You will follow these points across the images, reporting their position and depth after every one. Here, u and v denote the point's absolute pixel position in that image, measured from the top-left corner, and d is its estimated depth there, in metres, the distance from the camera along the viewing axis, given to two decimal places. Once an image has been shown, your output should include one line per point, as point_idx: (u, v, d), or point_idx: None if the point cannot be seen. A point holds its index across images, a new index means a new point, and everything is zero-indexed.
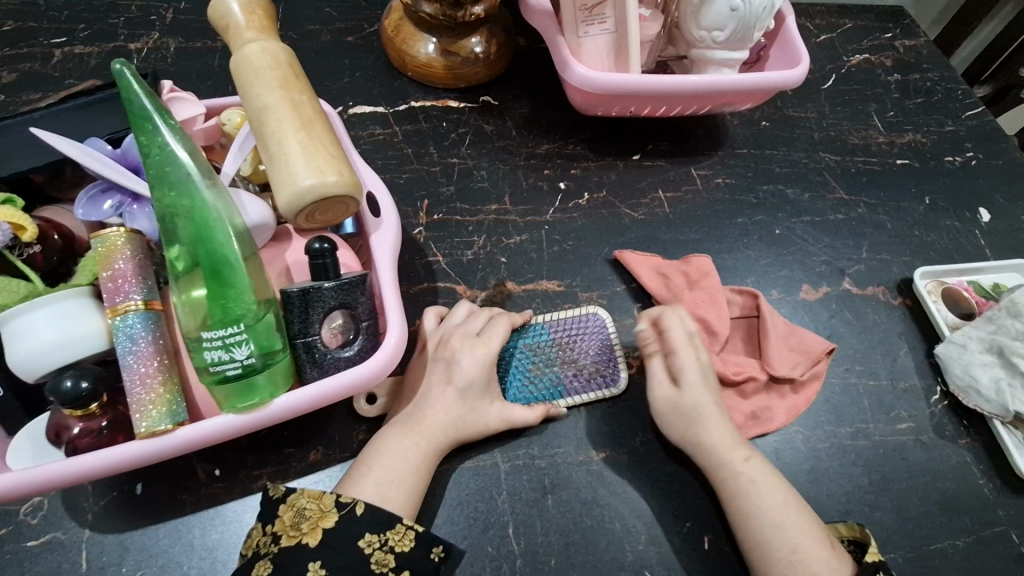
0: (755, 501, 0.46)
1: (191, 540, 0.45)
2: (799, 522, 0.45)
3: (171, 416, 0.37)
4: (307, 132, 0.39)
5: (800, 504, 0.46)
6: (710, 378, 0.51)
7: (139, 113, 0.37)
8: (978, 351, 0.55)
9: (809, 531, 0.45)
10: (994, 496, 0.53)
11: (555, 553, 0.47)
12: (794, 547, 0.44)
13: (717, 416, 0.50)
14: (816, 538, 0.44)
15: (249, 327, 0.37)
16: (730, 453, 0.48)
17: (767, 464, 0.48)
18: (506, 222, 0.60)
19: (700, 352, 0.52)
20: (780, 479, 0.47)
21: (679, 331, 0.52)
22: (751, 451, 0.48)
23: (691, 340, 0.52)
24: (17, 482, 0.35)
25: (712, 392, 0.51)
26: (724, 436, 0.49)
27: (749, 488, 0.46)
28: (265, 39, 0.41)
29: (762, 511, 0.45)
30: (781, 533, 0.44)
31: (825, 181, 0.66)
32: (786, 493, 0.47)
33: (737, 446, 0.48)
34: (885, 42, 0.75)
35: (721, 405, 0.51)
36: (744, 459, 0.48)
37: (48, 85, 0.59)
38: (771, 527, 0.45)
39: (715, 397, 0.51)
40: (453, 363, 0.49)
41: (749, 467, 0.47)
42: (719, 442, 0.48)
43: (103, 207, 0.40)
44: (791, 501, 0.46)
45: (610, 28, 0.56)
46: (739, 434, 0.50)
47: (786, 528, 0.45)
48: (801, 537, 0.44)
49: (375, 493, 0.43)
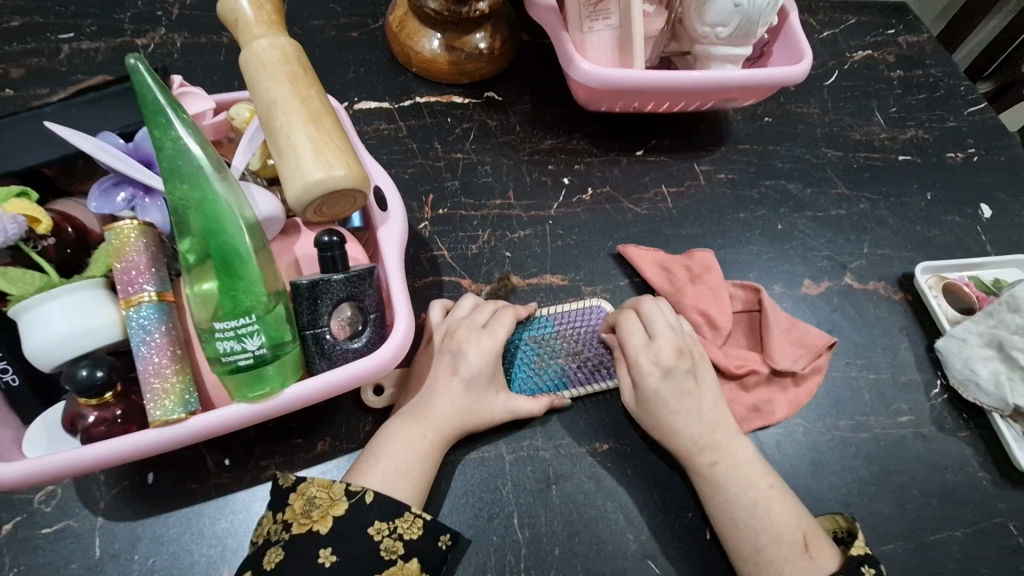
0: (723, 503, 0.46)
1: (201, 528, 0.45)
2: (771, 521, 0.45)
3: (184, 405, 0.38)
4: (314, 127, 0.40)
5: (777, 503, 0.46)
6: (671, 382, 0.50)
7: (152, 107, 0.37)
8: (978, 346, 0.55)
9: (779, 534, 0.44)
10: (993, 489, 0.53)
11: (559, 543, 0.48)
12: (757, 548, 0.45)
13: (680, 419, 0.49)
14: (786, 540, 0.44)
15: (260, 319, 0.37)
16: (696, 457, 0.48)
17: (739, 464, 0.47)
18: (509, 217, 0.60)
19: (658, 356, 0.50)
20: (767, 478, 0.47)
21: (632, 335, 0.51)
22: (719, 455, 0.48)
23: (646, 345, 0.50)
24: (33, 469, 0.35)
25: (675, 397, 0.49)
26: (688, 440, 0.48)
27: (721, 491, 0.47)
28: (274, 34, 0.42)
29: (731, 512, 0.46)
30: (747, 534, 0.45)
31: (826, 176, 0.66)
32: (759, 493, 0.46)
33: (704, 449, 0.48)
34: (887, 38, 0.75)
35: (688, 407, 0.49)
36: (710, 463, 0.48)
37: (56, 80, 0.60)
38: (735, 527, 0.46)
39: (678, 402, 0.49)
40: (459, 355, 0.49)
41: (715, 472, 0.47)
42: (686, 448, 0.48)
43: (116, 201, 0.41)
44: (762, 500, 0.46)
45: (614, 24, 0.57)
46: (710, 433, 0.49)
47: (752, 529, 0.45)
48: (766, 537, 0.44)
49: (382, 483, 0.43)
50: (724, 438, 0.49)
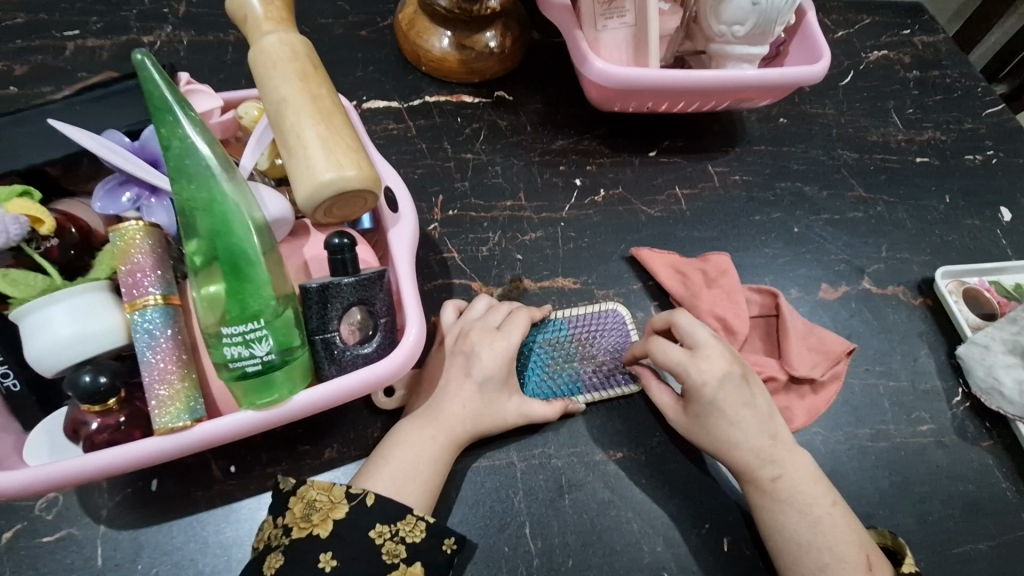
0: (782, 518, 0.45)
1: (206, 537, 0.44)
2: (829, 539, 0.44)
3: (190, 412, 0.37)
4: (326, 126, 0.39)
5: (840, 521, 0.45)
6: (728, 390, 0.47)
7: (159, 105, 0.36)
8: (1001, 352, 0.54)
9: (843, 553, 0.44)
10: (1017, 500, 0.52)
11: (573, 554, 0.47)
12: (822, 566, 0.43)
13: (741, 430, 0.47)
14: (850, 560, 0.44)
15: (269, 323, 0.36)
16: (758, 471, 0.46)
17: (802, 480, 0.46)
18: (520, 219, 0.59)
19: (710, 366, 0.47)
20: (829, 496, 0.46)
21: (674, 352, 0.47)
22: (780, 469, 0.46)
23: (692, 357, 0.47)
24: (33, 478, 0.34)
25: (733, 408, 0.47)
26: (749, 453, 0.46)
27: (780, 506, 0.45)
28: (283, 30, 0.41)
29: (793, 529, 0.45)
30: (808, 552, 0.44)
31: (843, 179, 0.65)
32: (822, 510, 0.45)
33: (767, 462, 0.46)
34: (903, 38, 0.74)
35: (746, 415, 0.47)
36: (772, 477, 0.46)
37: (60, 77, 0.59)
38: (796, 545, 0.44)
39: (736, 412, 0.47)
40: (472, 356, 0.48)
41: (778, 486, 0.46)
42: (746, 462, 0.46)
43: (121, 201, 0.40)
44: (826, 518, 0.45)
45: (629, 21, 0.55)
46: (771, 445, 0.47)
47: (815, 546, 0.44)
48: (832, 557, 0.43)
49: (390, 486, 0.42)
50: (785, 450, 0.47)
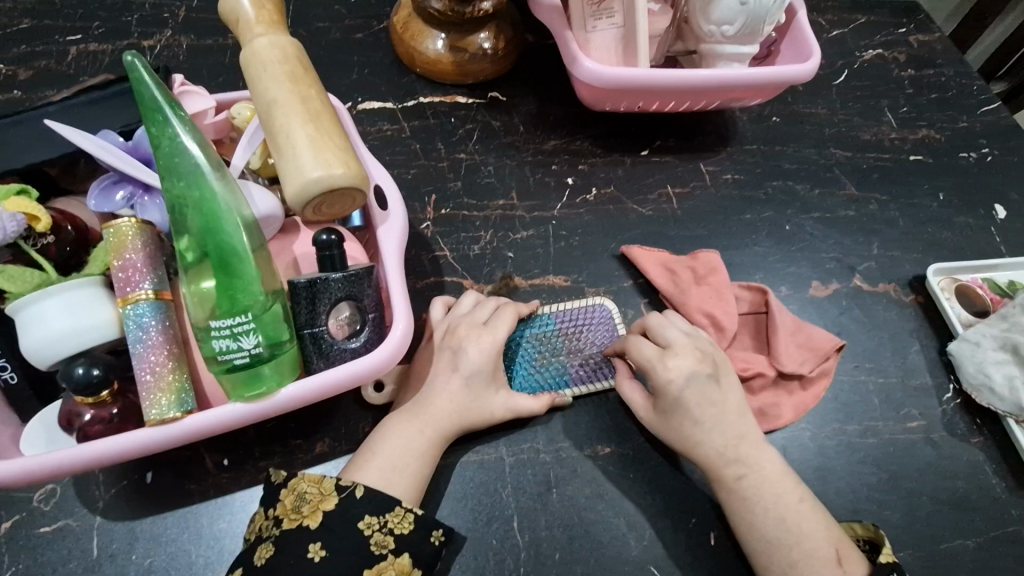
0: (750, 518, 0.45)
1: (200, 528, 0.45)
2: (799, 533, 0.44)
3: (180, 404, 0.38)
4: (314, 126, 0.40)
5: (809, 516, 0.44)
6: (696, 389, 0.48)
7: (149, 104, 0.37)
8: (991, 349, 0.54)
9: (811, 547, 0.43)
10: (1006, 496, 0.52)
11: (559, 547, 0.47)
12: (791, 563, 0.43)
13: (705, 430, 0.47)
14: (820, 554, 0.43)
15: (257, 317, 0.37)
16: (722, 470, 0.46)
17: (774, 473, 0.46)
18: (512, 218, 0.60)
19: (678, 364, 0.48)
20: (797, 491, 0.46)
21: (646, 348, 0.49)
22: (745, 467, 0.46)
23: (661, 356, 0.48)
24: (29, 466, 0.35)
25: (699, 406, 0.47)
26: (712, 452, 0.47)
27: (746, 506, 0.45)
28: (275, 34, 0.42)
29: (761, 527, 0.44)
30: (777, 548, 0.44)
31: (835, 177, 0.65)
32: (789, 506, 0.45)
33: (732, 462, 0.46)
34: (898, 38, 0.74)
35: (713, 416, 0.47)
36: (737, 476, 0.46)
37: (63, 81, 0.60)
38: (765, 543, 0.44)
39: (702, 411, 0.47)
40: (459, 352, 0.49)
41: (743, 485, 0.46)
42: (709, 459, 0.47)
43: (115, 199, 0.41)
44: (794, 514, 0.44)
45: (618, 22, 0.56)
46: (735, 444, 0.47)
47: (784, 543, 0.43)
48: (800, 552, 0.43)
49: (377, 478, 0.43)
50: (750, 449, 0.47)
